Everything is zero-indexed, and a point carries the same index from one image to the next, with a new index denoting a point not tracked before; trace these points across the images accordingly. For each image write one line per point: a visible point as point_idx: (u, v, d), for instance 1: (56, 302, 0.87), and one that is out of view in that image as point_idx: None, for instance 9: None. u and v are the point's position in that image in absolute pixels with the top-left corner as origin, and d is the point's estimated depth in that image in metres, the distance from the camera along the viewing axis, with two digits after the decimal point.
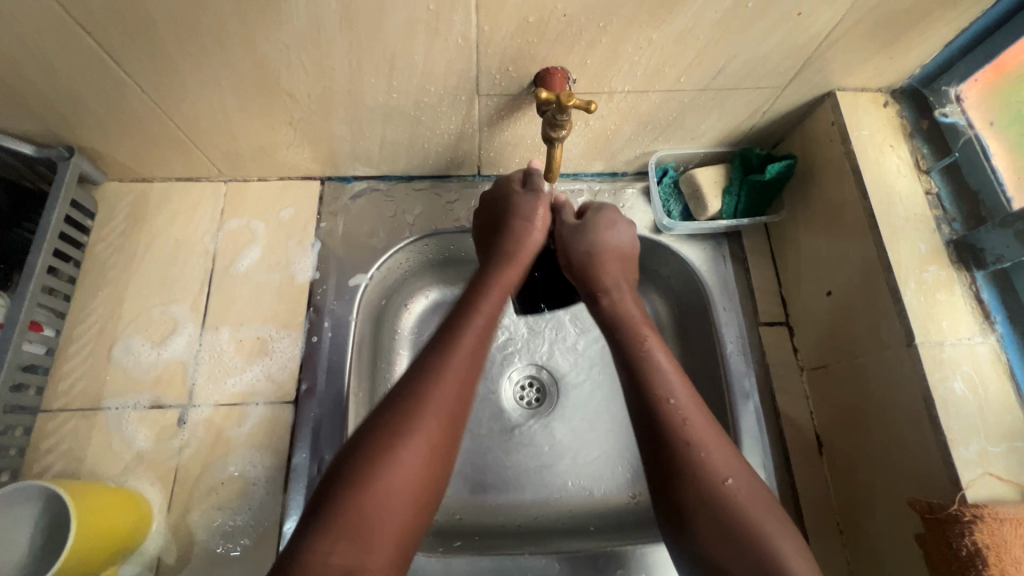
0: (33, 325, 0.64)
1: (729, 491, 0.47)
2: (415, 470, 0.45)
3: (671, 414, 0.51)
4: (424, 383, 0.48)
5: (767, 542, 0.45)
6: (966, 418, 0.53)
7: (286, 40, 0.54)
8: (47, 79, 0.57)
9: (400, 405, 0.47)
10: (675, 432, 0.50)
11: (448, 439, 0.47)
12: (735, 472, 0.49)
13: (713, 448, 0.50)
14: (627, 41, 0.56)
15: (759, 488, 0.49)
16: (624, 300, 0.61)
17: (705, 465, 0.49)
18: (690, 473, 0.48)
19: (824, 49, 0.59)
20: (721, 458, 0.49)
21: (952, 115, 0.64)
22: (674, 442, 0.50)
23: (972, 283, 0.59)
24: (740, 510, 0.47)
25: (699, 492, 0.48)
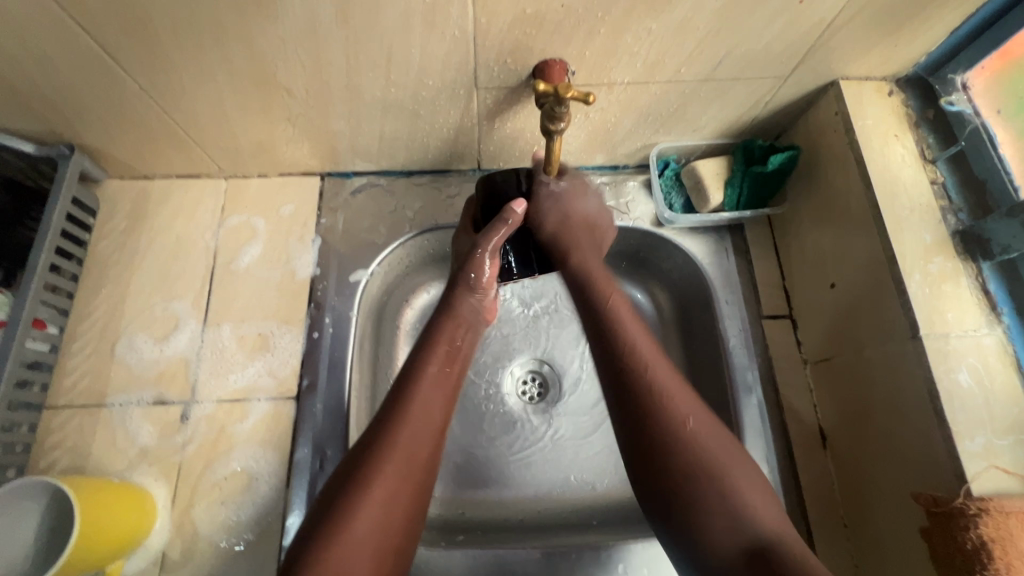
0: (37, 322, 0.64)
1: (690, 432, 0.52)
2: (375, 516, 0.48)
3: (637, 364, 0.56)
4: (382, 437, 0.52)
5: (724, 475, 0.50)
6: (972, 411, 0.53)
7: (282, 35, 0.54)
8: (46, 77, 0.57)
9: (360, 459, 0.50)
10: (641, 380, 0.55)
11: (406, 484, 0.51)
12: (695, 413, 0.53)
13: (676, 392, 0.54)
14: (626, 31, 0.56)
15: (721, 434, 0.53)
16: (589, 261, 0.65)
17: (667, 407, 0.53)
18: (654, 415, 0.53)
19: (827, 37, 0.58)
20: (683, 401, 0.54)
21: (959, 103, 0.62)
22: (640, 387, 0.55)
23: (978, 274, 0.58)
24: (699, 448, 0.51)
25: (662, 432, 0.52)
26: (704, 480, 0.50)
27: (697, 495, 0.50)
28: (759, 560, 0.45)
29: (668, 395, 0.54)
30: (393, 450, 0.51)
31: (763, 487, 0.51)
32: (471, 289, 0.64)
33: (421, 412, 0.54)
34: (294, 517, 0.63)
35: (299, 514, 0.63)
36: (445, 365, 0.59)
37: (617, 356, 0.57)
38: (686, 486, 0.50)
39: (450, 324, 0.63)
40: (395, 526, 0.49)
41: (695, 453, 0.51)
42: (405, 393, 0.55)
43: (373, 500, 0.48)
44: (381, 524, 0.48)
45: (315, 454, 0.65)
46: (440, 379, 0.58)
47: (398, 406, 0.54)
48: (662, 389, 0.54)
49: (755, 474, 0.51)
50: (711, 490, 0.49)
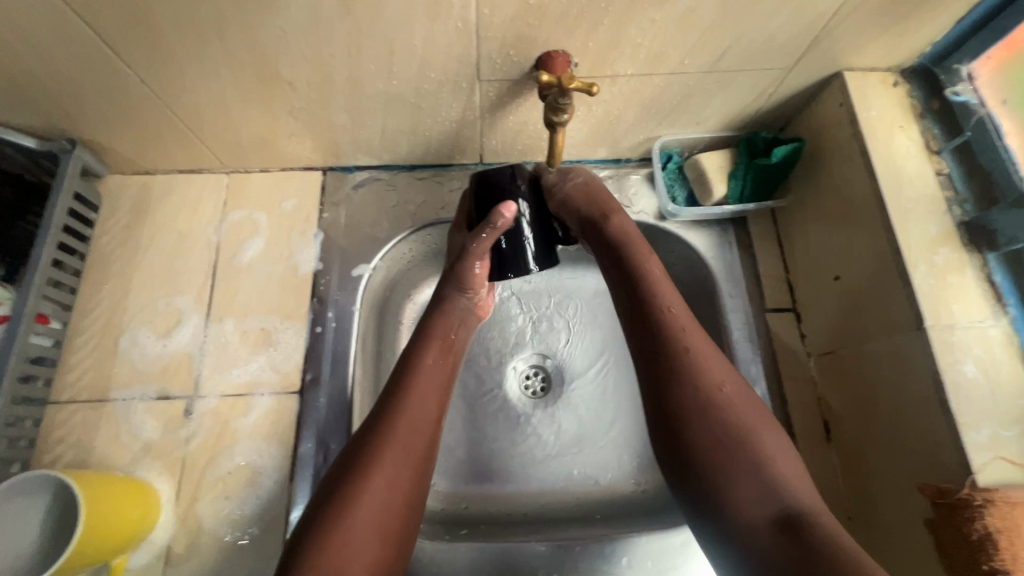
0: (40, 318, 0.64)
1: (723, 395, 0.52)
2: (377, 507, 0.48)
3: (674, 330, 0.55)
4: (382, 427, 0.52)
5: (759, 443, 0.50)
6: (978, 402, 0.52)
7: (284, 27, 0.54)
8: (47, 71, 0.57)
9: (361, 449, 0.51)
10: (677, 341, 0.54)
11: (406, 474, 0.51)
12: (730, 379, 0.53)
13: (710, 358, 0.54)
14: (629, 22, 0.55)
15: (753, 402, 0.53)
16: (627, 221, 0.64)
17: (702, 371, 0.53)
18: (689, 378, 0.53)
19: (832, 28, 0.58)
20: (718, 367, 0.54)
21: (963, 94, 0.62)
22: (676, 349, 0.54)
23: (984, 265, 0.58)
24: (732, 413, 0.51)
25: (697, 394, 0.52)
26: (738, 446, 0.50)
27: (728, 460, 0.49)
28: (789, 526, 0.45)
29: (705, 360, 0.54)
30: (392, 439, 0.52)
31: (794, 457, 0.50)
32: (460, 289, 0.64)
33: (419, 402, 0.55)
34: (298, 511, 0.63)
35: (303, 508, 0.63)
36: (441, 357, 0.60)
37: (653, 320, 0.56)
38: (721, 456, 0.50)
39: (445, 317, 0.63)
40: (395, 513, 0.49)
41: (729, 417, 0.51)
42: (403, 384, 0.56)
43: (374, 488, 0.49)
44: (382, 512, 0.48)
45: (319, 449, 0.65)
46: (435, 371, 0.59)
47: (396, 396, 0.55)
48: (698, 355, 0.54)
49: (785, 442, 0.51)
50: (743, 457, 0.49)
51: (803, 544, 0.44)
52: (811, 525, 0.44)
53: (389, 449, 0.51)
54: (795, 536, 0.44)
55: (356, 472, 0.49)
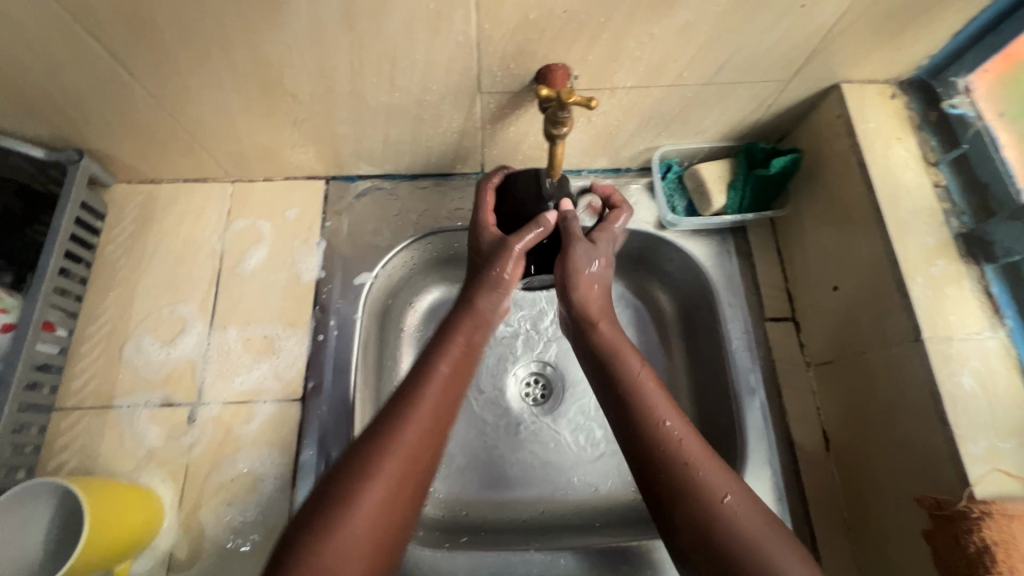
0: (47, 325, 0.65)
1: (724, 512, 0.46)
2: (373, 521, 0.46)
3: (664, 436, 0.51)
4: (388, 433, 0.50)
5: (770, 557, 0.44)
6: (975, 414, 0.53)
7: (288, 41, 0.55)
8: (56, 83, 0.58)
9: (360, 453, 0.49)
10: (670, 456, 0.50)
11: (407, 488, 0.49)
12: (733, 488, 0.48)
13: (710, 465, 0.49)
14: (628, 36, 0.56)
15: (759, 507, 0.47)
16: (618, 333, 0.59)
17: (701, 485, 0.48)
18: (688, 496, 0.48)
19: (829, 41, 0.59)
20: (718, 474, 0.49)
21: (961, 106, 0.63)
22: (672, 468, 0.49)
23: (981, 277, 0.58)
24: (738, 530, 0.46)
25: (698, 512, 0.47)
26: (740, 560, 0.44)
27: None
28: None
29: (704, 470, 0.49)
30: (390, 458, 0.48)
31: (797, 548, 0.46)
32: (493, 287, 0.60)
33: (422, 421, 0.51)
34: None
35: None
36: (455, 363, 0.56)
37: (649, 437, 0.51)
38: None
39: (466, 324, 0.59)
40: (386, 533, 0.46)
41: (733, 538, 0.45)
42: (412, 400, 0.52)
43: (363, 512, 0.46)
44: (370, 539, 0.45)
45: (320, 456, 0.66)
46: (449, 387, 0.55)
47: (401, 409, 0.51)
48: (698, 467, 0.49)
49: (784, 534, 0.46)
50: (747, 573, 0.44)
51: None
52: None
53: (388, 464, 0.48)
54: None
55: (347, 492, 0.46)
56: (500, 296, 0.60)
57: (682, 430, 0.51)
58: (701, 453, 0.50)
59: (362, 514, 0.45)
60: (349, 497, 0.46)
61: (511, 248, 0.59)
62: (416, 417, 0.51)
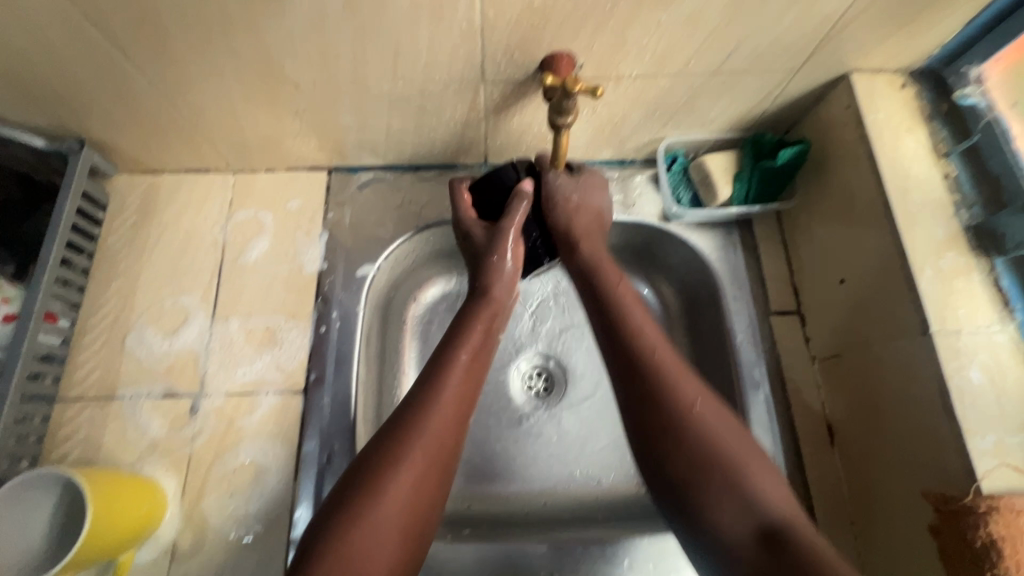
0: (49, 316, 0.65)
1: (696, 418, 0.50)
2: (403, 506, 0.46)
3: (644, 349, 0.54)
4: (412, 420, 0.50)
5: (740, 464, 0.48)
6: (983, 409, 0.52)
7: (289, 28, 0.54)
8: (56, 71, 0.57)
9: (385, 442, 0.49)
10: (648, 361, 0.53)
11: (437, 476, 0.49)
12: (704, 396, 0.51)
13: (684, 377, 0.53)
14: (635, 24, 0.55)
15: (732, 424, 0.50)
16: (598, 249, 0.63)
17: (675, 389, 0.52)
18: (662, 397, 0.51)
19: (839, 30, 0.58)
20: (692, 386, 0.52)
21: (973, 96, 0.62)
22: (647, 372, 0.53)
23: (991, 270, 0.57)
24: (709, 435, 0.49)
25: (671, 417, 0.50)
26: (716, 462, 0.48)
27: (708, 481, 0.47)
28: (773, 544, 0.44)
29: (677, 379, 0.52)
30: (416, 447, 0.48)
31: (777, 477, 0.48)
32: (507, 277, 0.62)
33: (446, 408, 0.51)
34: (302, 509, 0.63)
35: (307, 506, 0.63)
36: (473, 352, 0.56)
37: (625, 343, 0.55)
38: (700, 473, 0.48)
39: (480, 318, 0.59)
40: (420, 521, 0.47)
41: (706, 438, 0.49)
42: (435, 388, 0.52)
43: (393, 497, 0.46)
44: (402, 522, 0.45)
45: (322, 448, 0.66)
46: (468, 375, 0.55)
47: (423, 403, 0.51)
48: (669, 370, 0.53)
49: (768, 464, 0.49)
50: (723, 474, 0.47)
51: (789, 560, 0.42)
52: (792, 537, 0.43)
53: (415, 451, 0.48)
54: (780, 554, 0.43)
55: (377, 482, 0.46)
56: (507, 280, 0.62)
57: (656, 340, 0.55)
58: (676, 365, 0.54)
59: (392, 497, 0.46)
60: (378, 483, 0.46)
61: (506, 232, 0.61)
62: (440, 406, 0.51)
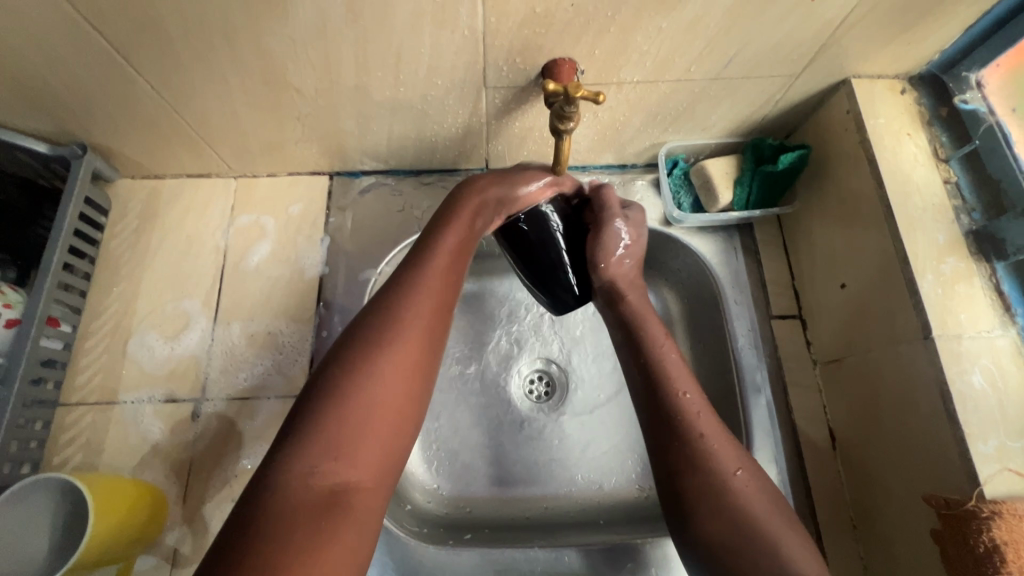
0: (50, 321, 0.65)
1: (736, 485, 0.49)
2: (396, 384, 0.45)
3: (685, 412, 0.53)
4: (396, 299, 0.49)
5: (774, 534, 0.47)
6: (985, 414, 0.52)
7: (293, 34, 0.54)
8: (59, 76, 0.57)
9: (373, 322, 0.48)
10: (689, 424, 0.53)
11: (424, 356, 0.48)
12: (745, 465, 0.51)
13: (725, 444, 0.52)
14: (636, 30, 0.55)
15: (771, 497, 0.50)
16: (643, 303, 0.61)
17: (716, 457, 0.51)
18: (703, 463, 0.50)
19: (839, 36, 0.58)
20: (732, 453, 0.51)
21: (973, 101, 0.62)
22: (689, 437, 0.52)
23: (991, 274, 0.57)
24: (746, 503, 0.49)
25: (709, 484, 0.50)
26: (749, 530, 0.47)
27: (743, 548, 0.47)
28: None
29: (718, 445, 0.51)
30: (404, 330, 0.47)
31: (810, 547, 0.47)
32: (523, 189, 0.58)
33: (431, 291, 0.51)
34: None
35: None
36: (459, 238, 0.55)
37: (670, 404, 0.54)
38: (735, 544, 0.47)
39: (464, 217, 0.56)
40: (413, 398, 0.46)
41: (743, 508, 0.48)
42: (418, 273, 0.51)
43: (382, 374, 0.45)
44: (396, 398, 0.45)
45: None
46: (451, 265, 0.54)
47: (404, 292, 0.50)
48: (712, 439, 0.51)
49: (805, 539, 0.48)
50: (757, 542, 0.47)
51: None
52: None
53: (403, 329, 0.47)
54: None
55: (365, 360, 0.45)
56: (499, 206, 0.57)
57: (699, 403, 0.54)
58: (717, 430, 0.53)
59: (383, 372, 0.45)
60: (368, 360, 0.45)
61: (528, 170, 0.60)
62: (427, 286, 0.51)
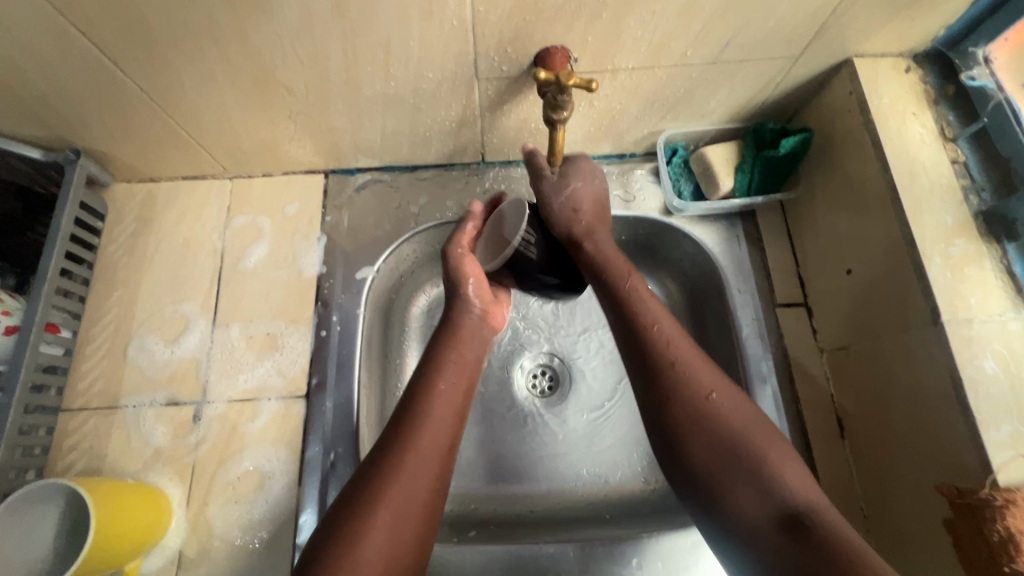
0: (50, 327, 0.65)
1: (712, 405, 0.51)
2: (392, 532, 0.47)
3: (657, 342, 0.55)
4: (395, 455, 0.51)
5: (756, 453, 0.49)
6: (997, 399, 0.51)
7: (278, 31, 0.53)
8: (47, 81, 0.57)
9: (369, 478, 0.50)
10: (664, 355, 0.54)
11: (428, 501, 0.51)
12: (718, 387, 0.52)
13: (699, 366, 0.53)
14: (629, 16, 0.54)
15: (747, 407, 0.51)
16: (606, 246, 0.62)
17: (691, 382, 0.52)
18: (680, 387, 0.52)
19: (839, 14, 0.56)
20: (708, 376, 0.53)
21: (981, 78, 0.60)
22: (662, 364, 0.54)
23: (1003, 256, 0.56)
24: (726, 421, 0.50)
25: (686, 406, 0.51)
26: (731, 450, 0.49)
27: (725, 471, 0.49)
28: (794, 528, 0.45)
29: (692, 369, 0.53)
30: (400, 473, 0.50)
31: (793, 455, 0.49)
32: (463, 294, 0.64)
33: (427, 444, 0.53)
34: (307, 515, 0.63)
35: (312, 512, 0.63)
36: (448, 388, 0.57)
37: (640, 342, 0.55)
38: (718, 470, 0.49)
39: (453, 344, 0.62)
40: (407, 548, 0.48)
41: (722, 425, 0.50)
42: (412, 424, 0.53)
43: (382, 526, 0.47)
44: (391, 546, 0.47)
45: (327, 453, 0.66)
46: (445, 404, 0.56)
47: (408, 429, 0.53)
48: (684, 364, 0.53)
49: (788, 449, 0.50)
50: (741, 463, 0.48)
51: (809, 543, 0.43)
52: (811, 521, 0.44)
53: (400, 484, 0.50)
54: (804, 541, 0.44)
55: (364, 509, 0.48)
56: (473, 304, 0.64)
57: (670, 332, 0.55)
58: (690, 353, 0.54)
59: (381, 528, 0.47)
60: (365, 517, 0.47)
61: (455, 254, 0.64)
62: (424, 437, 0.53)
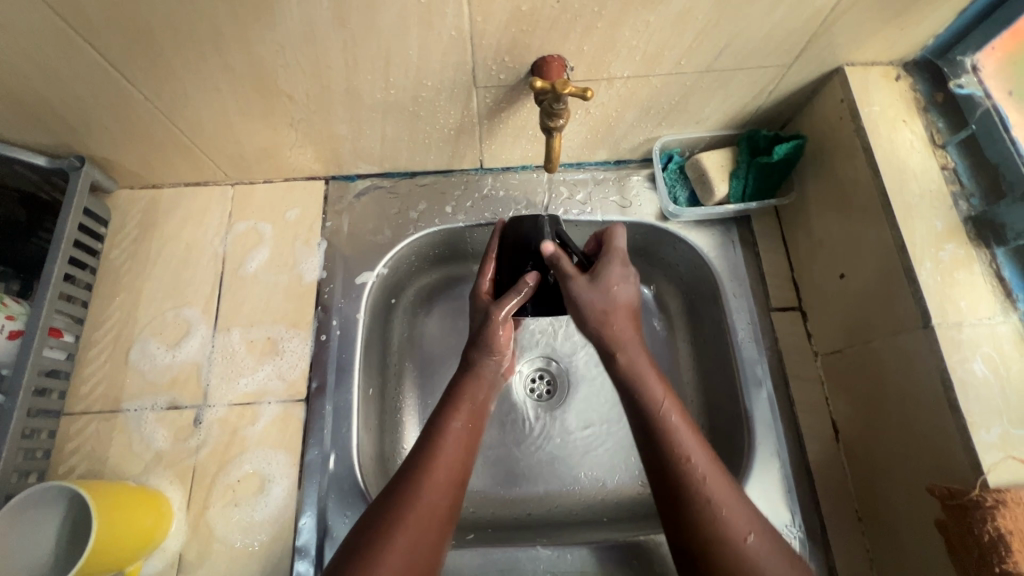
0: (54, 331, 0.66)
1: (749, 546, 0.49)
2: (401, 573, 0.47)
3: (690, 471, 0.52)
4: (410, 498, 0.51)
5: None
6: (987, 401, 0.51)
7: (280, 41, 0.54)
8: (53, 90, 0.58)
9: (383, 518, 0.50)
10: (697, 490, 0.51)
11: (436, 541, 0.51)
12: (756, 527, 0.50)
13: (733, 502, 0.51)
14: (623, 25, 0.55)
15: (784, 552, 0.49)
16: (639, 360, 0.60)
17: (730, 521, 0.50)
18: (716, 524, 0.50)
19: (829, 24, 0.57)
20: (741, 511, 0.51)
21: (968, 86, 0.61)
22: (697, 498, 0.51)
23: (992, 260, 0.57)
24: (761, 568, 0.48)
25: (723, 545, 0.49)
26: None
27: None
28: None
29: (727, 505, 0.50)
30: (415, 511, 0.50)
31: None
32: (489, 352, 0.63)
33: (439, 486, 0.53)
34: (307, 517, 0.64)
35: (311, 515, 0.64)
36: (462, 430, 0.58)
37: (673, 470, 0.53)
38: None
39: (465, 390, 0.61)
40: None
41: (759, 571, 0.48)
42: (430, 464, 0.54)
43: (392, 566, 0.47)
44: None
45: (326, 455, 0.66)
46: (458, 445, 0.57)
47: (425, 463, 0.54)
48: (721, 499, 0.51)
49: None
50: None
51: None
52: None
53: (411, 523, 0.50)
54: None
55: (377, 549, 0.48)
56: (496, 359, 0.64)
57: (706, 466, 0.53)
58: (724, 486, 0.52)
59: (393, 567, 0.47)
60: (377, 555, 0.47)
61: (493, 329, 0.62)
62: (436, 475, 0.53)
